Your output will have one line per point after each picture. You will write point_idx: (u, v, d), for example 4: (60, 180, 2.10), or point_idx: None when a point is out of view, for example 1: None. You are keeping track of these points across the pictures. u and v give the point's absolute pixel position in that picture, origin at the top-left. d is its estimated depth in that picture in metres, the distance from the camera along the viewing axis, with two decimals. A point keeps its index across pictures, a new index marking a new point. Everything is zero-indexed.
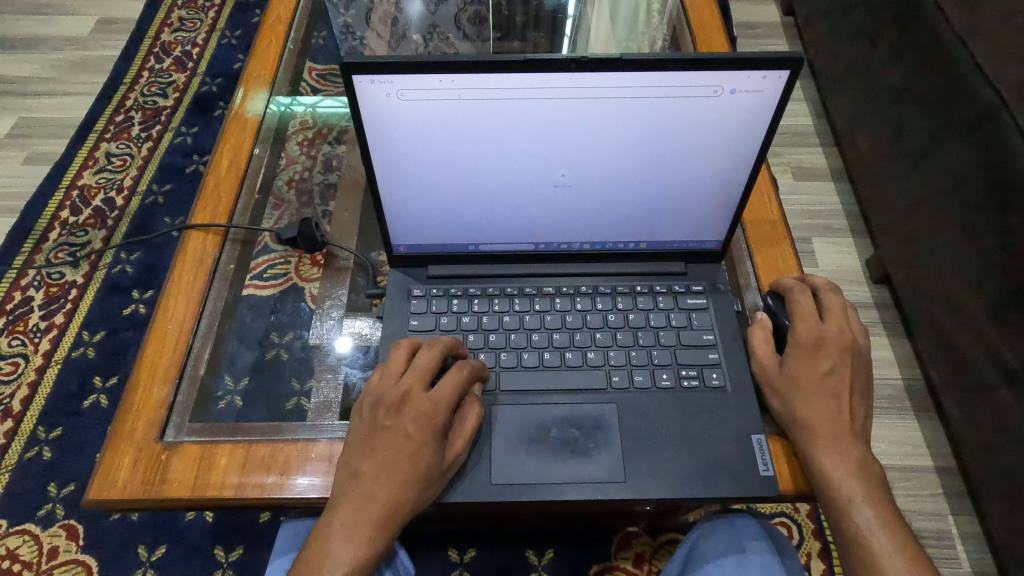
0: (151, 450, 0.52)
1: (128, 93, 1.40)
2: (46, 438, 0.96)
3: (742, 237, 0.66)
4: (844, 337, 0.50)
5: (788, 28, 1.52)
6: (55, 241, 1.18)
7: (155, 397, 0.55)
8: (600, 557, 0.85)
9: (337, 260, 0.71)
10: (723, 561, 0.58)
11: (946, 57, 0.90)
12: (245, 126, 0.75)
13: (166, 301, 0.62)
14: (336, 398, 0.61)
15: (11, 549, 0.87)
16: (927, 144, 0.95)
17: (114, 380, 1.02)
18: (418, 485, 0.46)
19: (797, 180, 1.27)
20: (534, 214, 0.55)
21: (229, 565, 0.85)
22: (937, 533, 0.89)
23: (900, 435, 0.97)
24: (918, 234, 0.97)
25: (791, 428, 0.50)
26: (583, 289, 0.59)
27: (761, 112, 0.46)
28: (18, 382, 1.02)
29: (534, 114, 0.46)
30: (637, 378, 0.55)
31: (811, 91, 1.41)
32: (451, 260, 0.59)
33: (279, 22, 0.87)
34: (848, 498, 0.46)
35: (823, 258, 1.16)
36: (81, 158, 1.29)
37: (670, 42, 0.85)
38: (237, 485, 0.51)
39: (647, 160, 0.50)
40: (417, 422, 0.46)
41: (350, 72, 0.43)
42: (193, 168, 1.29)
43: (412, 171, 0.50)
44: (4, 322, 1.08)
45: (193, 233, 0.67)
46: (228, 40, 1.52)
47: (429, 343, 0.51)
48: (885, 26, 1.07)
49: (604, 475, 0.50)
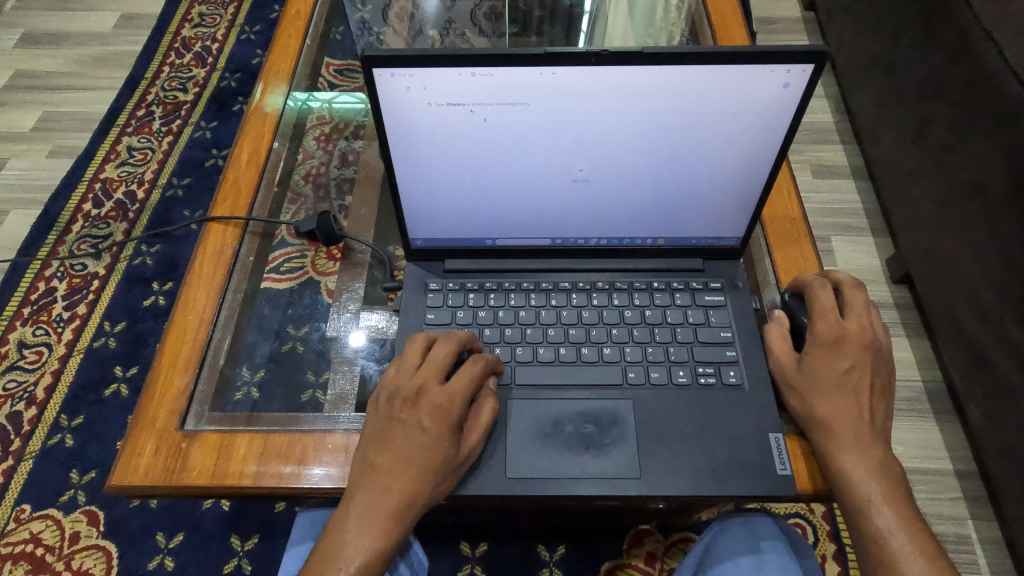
0: (172, 438, 0.53)
1: (149, 89, 1.42)
2: (68, 425, 0.98)
3: (761, 235, 0.65)
4: (866, 335, 0.49)
5: (809, 24, 1.50)
6: (77, 233, 1.20)
7: (176, 386, 0.56)
8: (612, 554, 0.85)
9: (355, 253, 0.72)
10: (740, 561, 0.58)
11: (974, 54, 0.89)
12: (264, 120, 0.76)
13: (187, 293, 0.62)
14: (352, 390, 0.61)
15: (34, 533, 0.89)
16: (952, 143, 0.93)
17: (134, 370, 1.04)
18: (434, 477, 0.46)
19: (816, 178, 1.26)
20: (552, 209, 0.54)
21: (245, 554, 0.86)
22: (956, 538, 0.88)
23: (920, 438, 0.95)
24: (942, 232, 0.96)
25: (809, 428, 0.49)
26: (600, 285, 0.58)
27: (785, 106, 0.46)
28: (41, 370, 1.04)
29: (555, 111, 0.46)
30: (653, 374, 0.54)
31: (832, 87, 1.39)
32: (468, 254, 0.59)
33: (299, 18, 0.88)
34: (867, 498, 0.45)
35: (843, 257, 1.15)
36: (103, 152, 1.31)
37: (689, 36, 0.86)
38: (255, 474, 0.52)
39: (668, 154, 0.49)
40: (432, 415, 0.47)
41: (370, 66, 0.43)
42: (212, 162, 1.30)
43: (431, 166, 0.50)
44: (28, 312, 1.10)
45: (214, 226, 0.68)
46: (247, 35, 1.53)
47: (444, 337, 0.51)
48: (909, 21, 1.05)
49: (618, 471, 0.50)
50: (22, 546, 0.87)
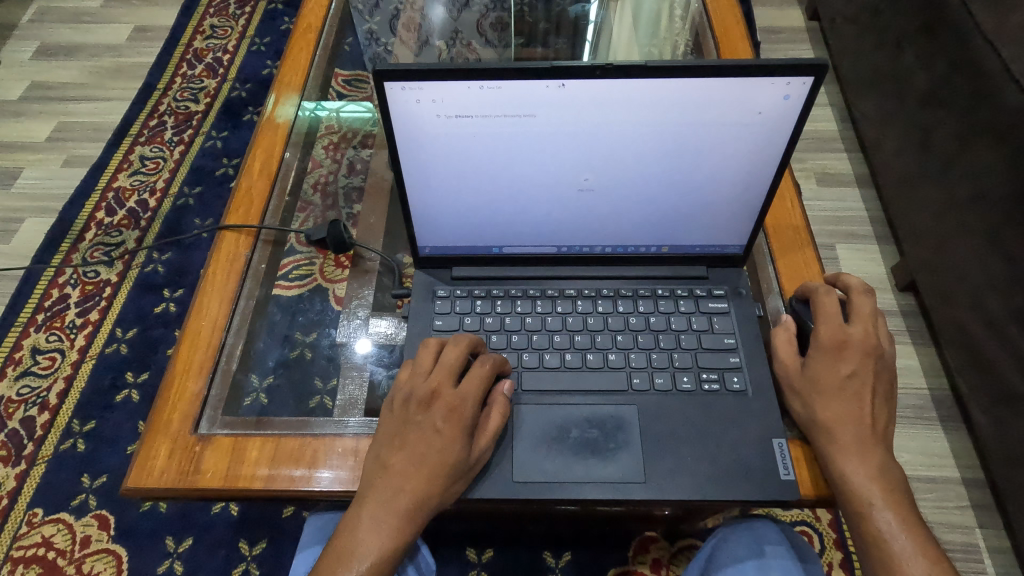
0: (186, 441, 0.54)
1: (162, 99, 1.44)
2: (80, 431, 0.99)
3: (764, 242, 0.66)
4: (869, 341, 0.50)
5: (812, 33, 1.51)
6: (91, 241, 1.22)
7: (190, 391, 0.57)
8: (617, 560, 0.85)
9: (363, 261, 0.74)
10: (744, 565, 0.58)
11: (976, 63, 0.90)
12: (276, 130, 0.78)
13: (200, 299, 0.64)
14: (361, 395, 0.62)
15: (46, 537, 0.90)
16: (956, 151, 0.94)
17: (146, 376, 1.05)
18: (446, 479, 0.47)
19: (821, 186, 1.26)
20: (558, 218, 0.55)
21: (253, 559, 0.87)
22: (964, 546, 0.87)
23: (925, 445, 0.95)
24: (946, 239, 0.96)
25: (812, 431, 0.50)
26: (604, 292, 0.59)
27: (784, 119, 0.47)
28: (54, 376, 1.06)
29: (562, 126, 0.48)
30: (657, 380, 0.55)
31: (836, 96, 1.40)
32: (475, 262, 0.60)
33: (310, 30, 0.89)
34: (868, 502, 0.46)
35: (848, 265, 1.15)
36: (116, 161, 1.33)
37: (692, 46, 0.86)
38: (266, 477, 0.52)
39: (673, 164, 0.50)
40: (446, 417, 0.48)
41: (382, 80, 0.44)
42: (223, 171, 1.32)
43: (440, 175, 0.51)
44: (42, 319, 1.12)
45: (226, 234, 0.69)
46: (257, 46, 1.56)
47: (455, 340, 0.52)
48: (912, 31, 1.06)
49: (623, 475, 0.50)
50: (33, 549, 0.89)
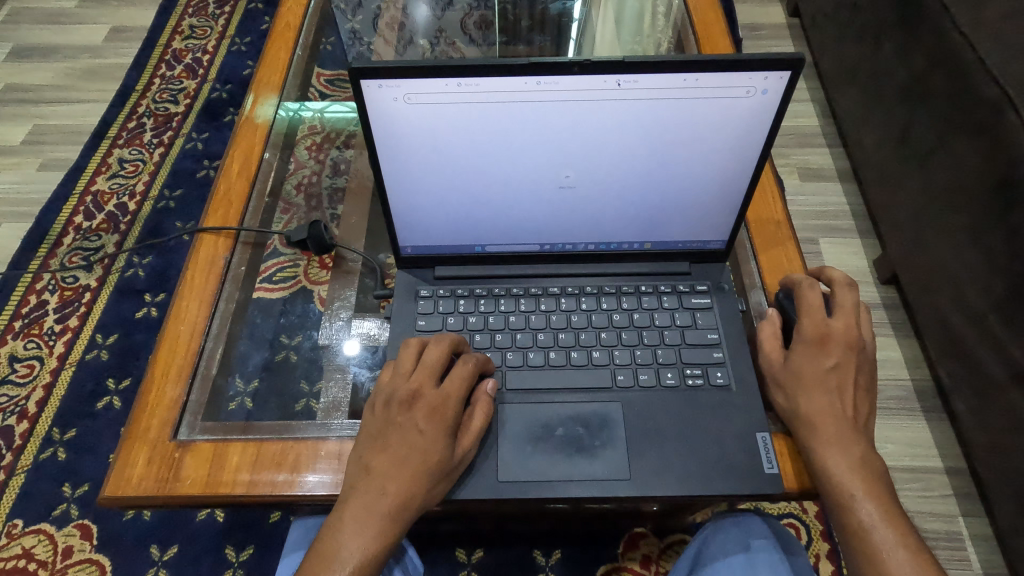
0: (165, 448, 0.53)
1: (140, 101, 1.42)
2: (60, 439, 0.98)
3: (746, 237, 0.66)
4: (851, 334, 0.50)
5: (793, 29, 1.52)
6: (69, 245, 1.20)
7: (168, 397, 0.56)
8: (608, 557, 0.85)
9: (346, 262, 0.73)
10: (732, 560, 0.58)
11: (951, 56, 0.91)
12: (255, 131, 0.77)
13: (179, 303, 0.63)
14: (345, 398, 0.62)
15: (27, 548, 0.88)
16: (934, 145, 0.95)
17: (127, 383, 1.04)
18: (430, 479, 0.46)
19: (804, 181, 1.27)
20: (540, 215, 0.55)
21: (239, 565, 0.86)
22: (947, 535, 0.89)
23: (908, 436, 0.97)
24: (926, 232, 0.97)
25: (794, 425, 0.50)
26: (588, 289, 0.59)
27: (763, 114, 0.47)
28: (33, 383, 1.04)
29: (541, 125, 0.47)
30: (641, 377, 0.55)
31: (817, 92, 1.41)
32: (458, 261, 0.59)
33: (289, 29, 0.88)
34: (850, 493, 0.46)
35: (831, 259, 1.16)
36: (93, 165, 1.31)
37: (675, 43, 0.86)
38: (248, 482, 0.52)
39: (653, 160, 0.50)
40: (429, 417, 0.48)
41: (358, 77, 0.44)
42: (204, 173, 1.31)
43: (420, 173, 0.51)
44: (19, 326, 1.10)
45: (205, 237, 0.68)
46: (237, 47, 1.54)
47: (436, 339, 0.51)
48: (890, 27, 1.07)
49: (609, 473, 0.50)
50: (14, 561, 0.87)
